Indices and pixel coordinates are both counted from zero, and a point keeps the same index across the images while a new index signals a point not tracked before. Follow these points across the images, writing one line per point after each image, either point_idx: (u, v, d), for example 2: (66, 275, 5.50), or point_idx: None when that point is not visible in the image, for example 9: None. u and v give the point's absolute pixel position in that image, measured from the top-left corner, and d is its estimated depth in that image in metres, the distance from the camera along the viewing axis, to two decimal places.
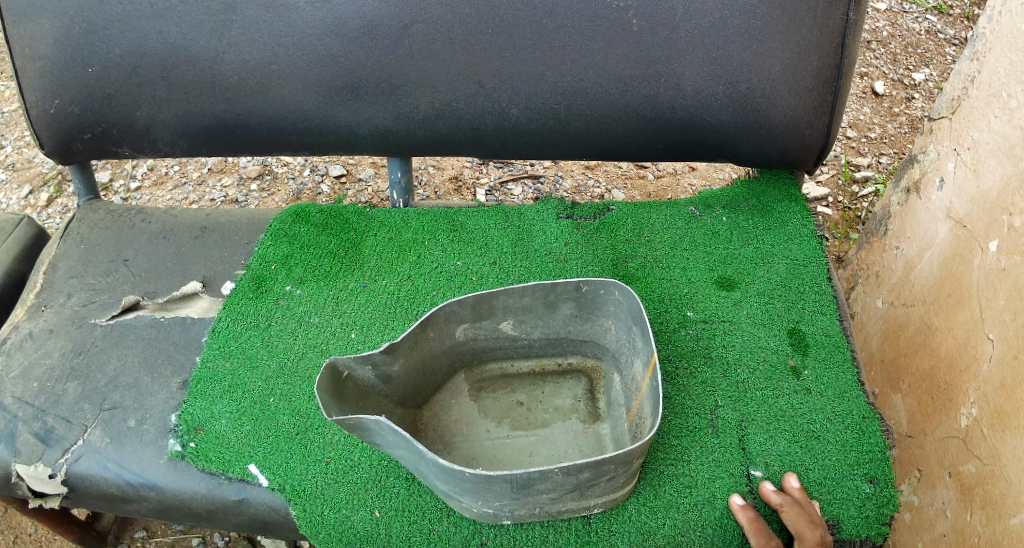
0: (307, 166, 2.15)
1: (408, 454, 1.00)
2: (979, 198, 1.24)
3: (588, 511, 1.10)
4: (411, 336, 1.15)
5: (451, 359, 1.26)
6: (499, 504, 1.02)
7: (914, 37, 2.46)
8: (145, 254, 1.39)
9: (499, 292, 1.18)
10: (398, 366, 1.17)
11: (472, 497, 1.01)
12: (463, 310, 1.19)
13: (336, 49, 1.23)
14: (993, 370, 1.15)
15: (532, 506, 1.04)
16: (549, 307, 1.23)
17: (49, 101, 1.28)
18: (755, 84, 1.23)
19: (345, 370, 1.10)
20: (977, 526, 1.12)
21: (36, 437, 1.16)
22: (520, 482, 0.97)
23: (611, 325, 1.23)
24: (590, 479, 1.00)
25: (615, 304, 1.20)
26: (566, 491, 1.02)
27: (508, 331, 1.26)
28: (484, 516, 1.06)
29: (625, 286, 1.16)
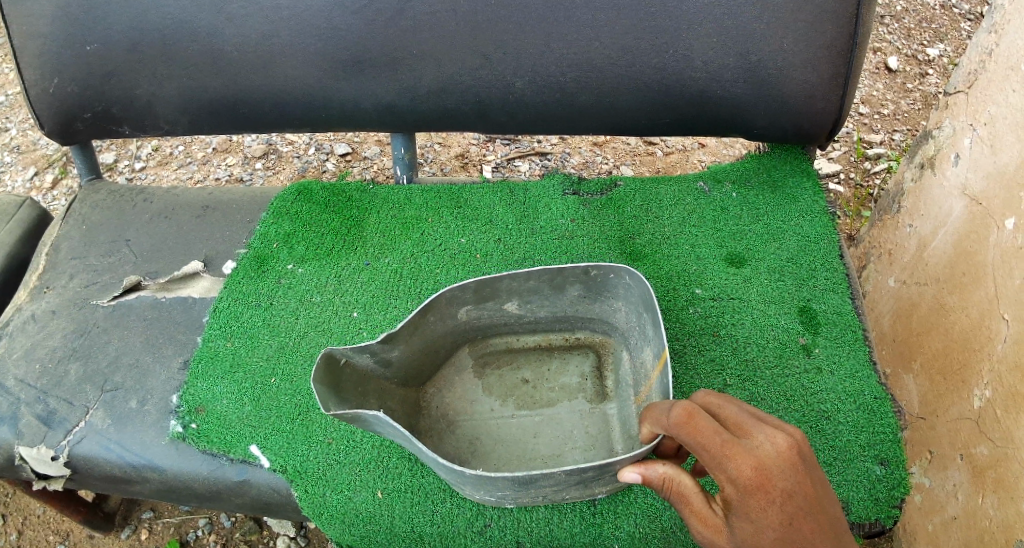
0: (312, 144, 2.13)
1: (408, 443, 0.98)
2: (997, 174, 1.21)
3: (594, 497, 1.07)
4: (411, 323, 1.13)
5: (453, 339, 1.24)
6: (502, 493, 1.00)
7: (928, 11, 2.40)
8: (147, 233, 1.37)
9: (503, 277, 1.15)
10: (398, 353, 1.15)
11: (473, 487, 0.99)
12: (467, 295, 1.17)
13: (338, 22, 1.20)
14: (1007, 351, 1.12)
15: (536, 495, 1.02)
16: (557, 289, 1.20)
17: (48, 80, 1.25)
18: (766, 56, 1.20)
19: (343, 357, 1.08)
20: (988, 508, 1.10)
21: (40, 419, 1.15)
22: (523, 478, 0.95)
23: (620, 306, 1.21)
24: (595, 474, 0.98)
25: (625, 287, 1.17)
26: (571, 484, 0.99)
27: (513, 310, 1.24)
28: (493, 501, 1.04)
29: (635, 270, 1.13)
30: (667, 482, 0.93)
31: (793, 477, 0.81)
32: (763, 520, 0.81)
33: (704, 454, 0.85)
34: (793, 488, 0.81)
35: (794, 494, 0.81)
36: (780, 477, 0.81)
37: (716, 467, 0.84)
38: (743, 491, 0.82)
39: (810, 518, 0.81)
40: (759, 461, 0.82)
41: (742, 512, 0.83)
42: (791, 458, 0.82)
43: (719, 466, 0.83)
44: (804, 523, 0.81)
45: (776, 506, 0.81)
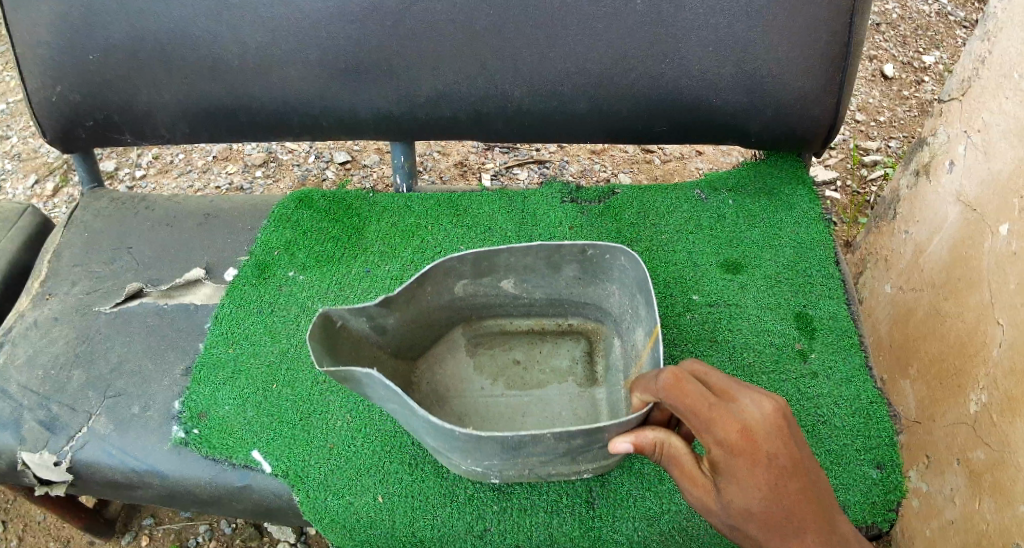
0: (311, 153, 2.15)
1: (400, 408, 0.99)
2: (991, 180, 1.22)
3: (578, 476, 1.08)
4: (408, 290, 1.14)
5: (449, 310, 1.25)
6: (489, 463, 1.01)
7: (924, 19, 2.42)
8: (148, 240, 1.38)
9: (501, 250, 1.15)
10: (392, 320, 1.16)
11: (461, 453, 1.00)
12: (464, 268, 1.18)
13: (338, 31, 1.22)
14: (1002, 355, 1.13)
15: (522, 468, 1.02)
16: (554, 267, 1.20)
17: (50, 88, 1.27)
18: (761, 64, 1.21)
19: (340, 319, 1.10)
20: (986, 512, 1.11)
21: (42, 425, 1.16)
22: (512, 443, 0.94)
23: (615, 289, 1.21)
24: (582, 445, 0.97)
25: (621, 268, 1.17)
26: (558, 455, 0.99)
27: (509, 289, 1.25)
28: (472, 472, 1.06)
29: (632, 251, 1.12)
30: (659, 446, 0.92)
31: (778, 439, 0.85)
32: (749, 479, 0.85)
33: (691, 418, 0.87)
34: (778, 449, 0.84)
35: (778, 455, 0.84)
36: (765, 439, 0.84)
37: (704, 430, 0.86)
38: (729, 453, 0.85)
39: (792, 478, 0.85)
40: (745, 424, 0.85)
41: (728, 473, 0.86)
42: (776, 421, 0.85)
43: (707, 429, 0.86)
44: (786, 482, 0.85)
45: (762, 466, 0.84)
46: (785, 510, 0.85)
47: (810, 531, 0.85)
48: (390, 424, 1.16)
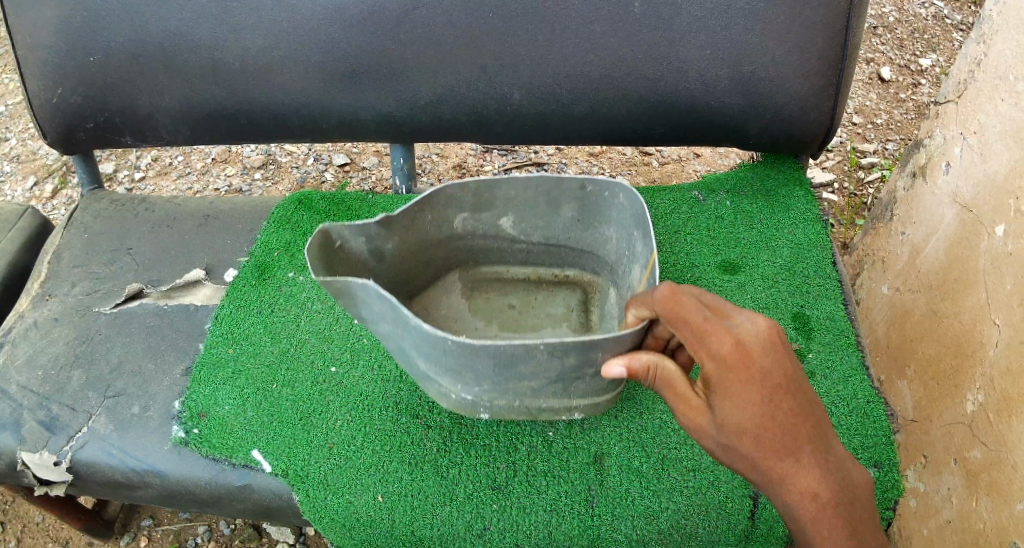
0: (311, 155, 2.16)
1: (393, 327, 0.98)
2: (987, 182, 1.23)
3: (569, 416, 1.05)
4: (408, 213, 1.15)
5: (447, 247, 1.25)
6: (479, 388, 0.99)
7: (921, 22, 2.44)
8: (149, 241, 1.39)
9: (500, 181, 1.16)
10: (390, 244, 1.17)
11: (452, 377, 0.98)
12: (464, 197, 1.18)
13: (338, 34, 1.22)
14: (998, 355, 1.14)
15: (513, 398, 1.00)
16: (553, 206, 1.20)
17: (51, 91, 1.27)
18: (759, 67, 1.22)
19: (338, 240, 1.08)
20: (983, 511, 1.11)
21: (42, 425, 1.16)
22: (503, 359, 0.92)
23: (612, 232, 1.19)
24: (574, 370, 0.95)
25: (619, 208, 1.15)
26: (549, 382, 0.97)
27: (507, 229, 1.25)
28: (461, 406, 1.04)
29: (630, 188, 1.11)
30: (651, 370, 0.91)
31: (771, 355, 0.85)
32: (742, 394, 0.84)
33: (683, 331, 0.86)
34: (772, 365, 0.84)
35: (772, 371, 0.84)
36: (757, 354, 0.84)
37: (697, 345, 0.86)
38: (722, 367, 0.84)
39: (786, 395, 0.85)
40: (739, 339, 0.84)
41: (722, 390, 0.85)
42: (770, 338, 0.85)
43: (699, 343, 0.85)
44: (779, 398, 0.85)
45: (754, 380, 0.84)
46: (778, 426, 0.85)
47: (801, 448, 0.85)
48: (389, 423, 1.15)
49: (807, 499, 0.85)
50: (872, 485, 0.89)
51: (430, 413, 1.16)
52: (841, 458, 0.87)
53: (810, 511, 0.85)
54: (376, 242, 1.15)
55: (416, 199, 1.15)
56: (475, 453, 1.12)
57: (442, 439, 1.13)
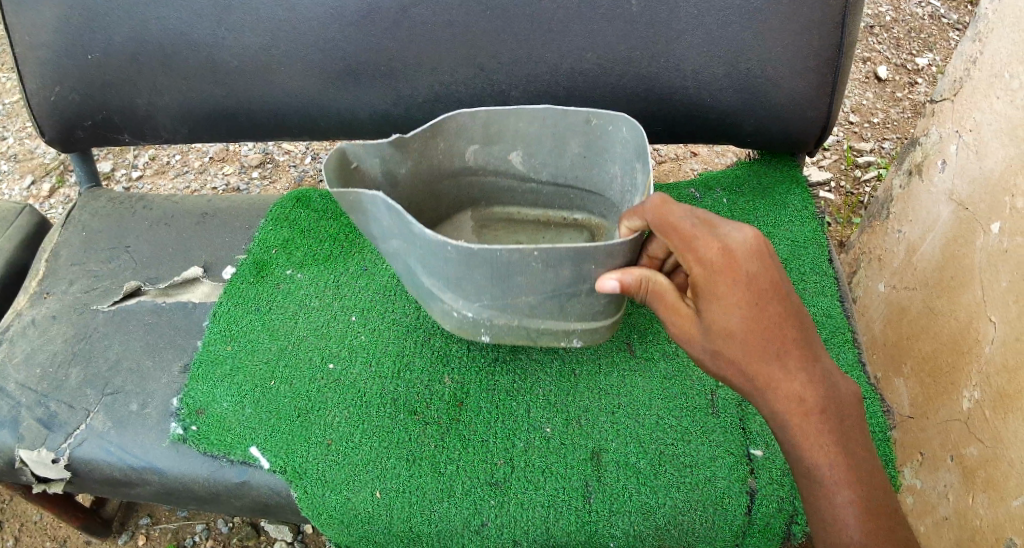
0: (308, 154, 2.16)
1: (400, 243, 1.00)
2: (982, 179, 1.24)
3: (568, 342, 1.08)
4: (423, 136, 1.11)
5: (457, 180, 1.23)
6: (481, 302, 1.02)
7: (917, 22, 2.44)
8: (147, 239, 1.39)
9: (508, 113, 1.11)
10: (403, 169, 1.14)
11: (455, 290, 1.01)
12: (475, 127, 1.14)
13: (336, 33, 1.23)
14: (994, 352, 1.14)
15: (513, 314, 1.03)
16: (560, 140, 1.15)
17: (50, 89, 1.27)
18: (756, 65, 1.23)
19: (353, 162, 1.07)
20: (979, 507, 1.12)
21: (40, 423, 1.16)
22: (500, 269, 0.94)
23: (617, 170, 1.14)
24: (570, 284, 0.96)
25: (622, 144, 1.09)
26: (546, 298, 0.99)
27: (517, 164, 1.21)
28: (464, 327, 1.08)
29: (634, 124, 1.05)
30: (643, 284, 0.93)
31: (757, 262, 0.88)
32: (730, 299, 0.87)
33: (673, 241, 0.88)
34: (758, 271, 0.87)
35: (758, 278, 0.87)
36: (744, 262, 0.87)
37: (686, 251, 0.88)
38: (711, 274, 0.87)
39: (771, 300, 0.88)
40: (727, 247, 0.87)
41: (710, 296, 0.88)
42: (757, 247, 0.88)
43: (688, 249, 0.88)
44: (766, 304, 0.88)
45: (741, 285, 0.87)
46: (764, 329, 0.88)
47: (788, 353, 0.90)
48: (387, 419, 1.15)
49: (793, 403, 0.90)
50: (858, 394, 0.94)
51: (427, 409, 1.16)
52: (826, 364, 0.92)
53: (796, 414, 0.90)
54: (388, 165, 1.12)
55: (428, 124, 1.11)
56: (472, 450, 1.12)
57: (439, 435, 1.13)
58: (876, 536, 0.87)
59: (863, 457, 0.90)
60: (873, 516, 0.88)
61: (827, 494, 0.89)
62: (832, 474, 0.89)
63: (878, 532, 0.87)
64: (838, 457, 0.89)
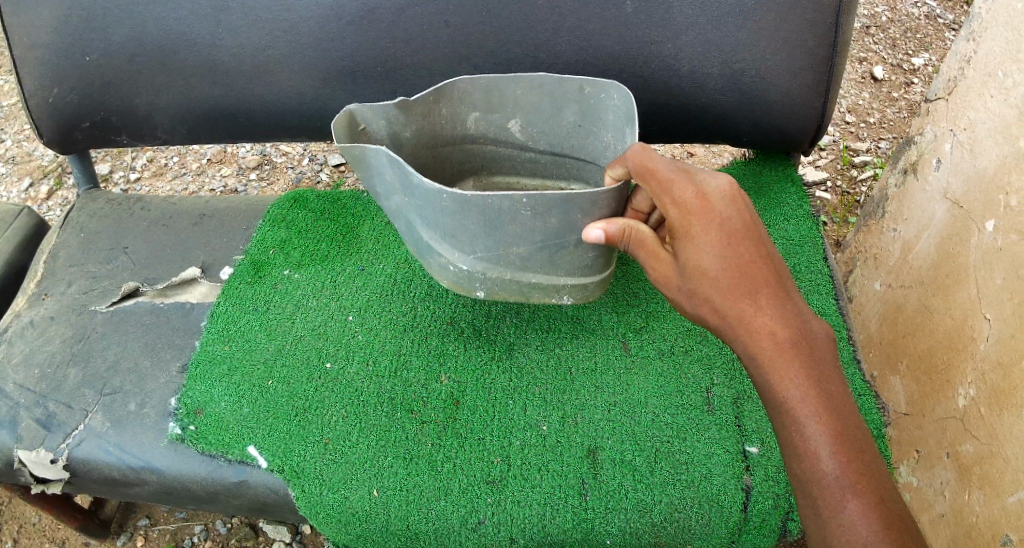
0: (306, 155, 2.17)
1: (401, 197, 1.03)
2: (976, 177, 1.24)
3: (559, 300, 1.09)
4: (425, 100, 1.12)
5: (459, 148, 1.23)
6: (475, 257, 1.03)
7: (913, 22, 2.45)
8: (145, 240, 1.39)
9: (505, 78, 1.12)
10: (408, 131, 1.14)
11: (450, 244, 1.03)
12: (474, 94, 1.14)
13: (333, 33, 1.23)
14: (989, 349, 1.15)
15: (505, 268, 1.04)
16: (556, 108, 1.14)
17: (48, 90, 1.28)
18: (750, 64, 1.23)
19: (361, 123, 1.11)
20: (975, 504, 1.13)
21: (38, 423, 1.17)
22: (491, 218, 0.96)
23: (609, 139, 1.12)
24: (558, 235, 0.98)
25: (614, 111, 1.08)
26: (536, 250, 1.01)
27: (515, 133, 1.20)
28: (459, 282, 1.09)
29: (625, 90, 1.04)
30: (626, 233, 0.95)
31: (730, 205, 0.90)
32: (702, 237, 0.89)
33: (649, 183, 0.91)
34: (731, 213, 0.90)
35: (731, 219, 0.90)
36: (717, 203, 0.90)
37: (662, 194, 0.91)
38: (683, 212, 0.89)
39: (744, 242, 0.90)
40: (700, 189, 0.90)
41: (684, 235, 0.90)
42: (731, 192, 0.91)
43: (664, 192, 0.90)
44: (738, 240, 0.90)
45: (714, 224, 0.89)
46: (737, 268, 0.89)
47: (761, 290, 0.90)
48: (384, 418, 1.15)
49: (766, 339, 0.89)
50: (835, 337, 0.93)
51: (424, 408, 1.16)
52: (800, 304, 0.92)
53: (770, 350, 0.89)
54: (393, 127, 1.13)
55: (430, 87, 1.12)
56: (468, 448, 1.12)
57: (436, 433, 1.14)
58: (851, 468, 0.85)
59: (838, 393, 0.88)
60: (847, 449, 0.85)
61: (800, 426, 0.87)
62: (806, 407, 0.87)
63: (853, 465, 0.85)
64: (810, 391, 0.88)
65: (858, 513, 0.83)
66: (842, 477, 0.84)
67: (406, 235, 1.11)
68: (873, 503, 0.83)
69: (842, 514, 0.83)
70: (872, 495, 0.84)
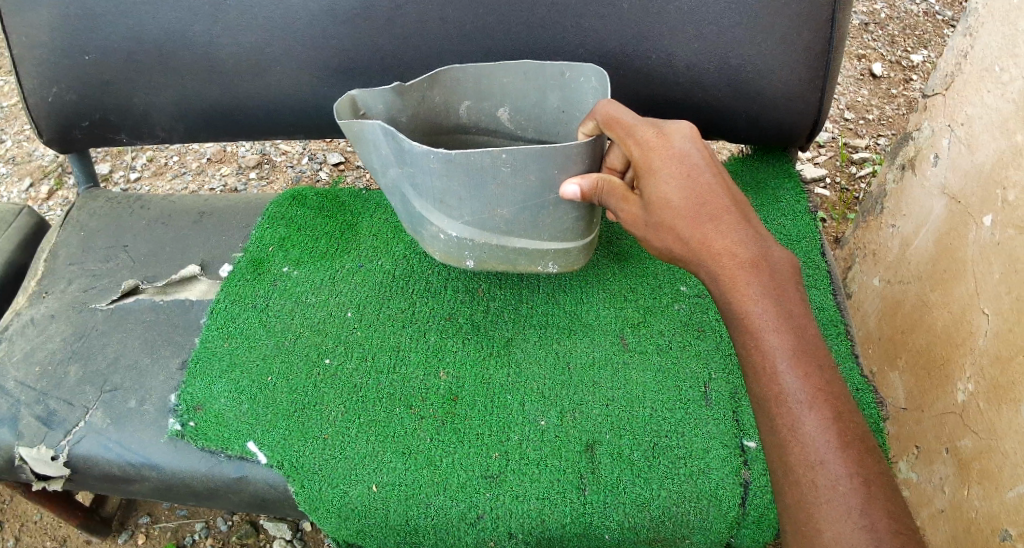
0: (305, 154, 2.17)
1: (393, 170, 1.06)
2: (974, 172, 1.25)
3: (544, 268, 1.14)
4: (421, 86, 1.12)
5: (453, 137, 1.22)
6: (465, 221, 1.06)
7: (912, 19, 2.46)
8: (144, 238, 1.40)
9: (494, 66, 1.12)
10: (404, 117, 1.15)
11: (440, 211, 1.06)
12: (468, 83, 1.14)
13: (330, 32, 1.24)
14: (988, 344, 1.15)
15: (492, 230, 1.07)
16: (540, 95, 1.15)
17: (47, 89, 1.28)
18: (747, 60, 1.24)
19: (362, 109, 1.12)
20: (974, 499, 1.13)
21: (39, 420, 1.17)
22: (476, 180, 0.99)
23: None
24: (540, 194, 1.02)
25: (593, 94, 1.10)
26: (521, 213, 1.04)
27: (505, 122, 1.20)
28: (450, 252, 1.13)
29: (604, 72, 1.06)
30: (598, 186, 0.99)
31: (690, 143, 0.96)
32: (664, 170, 0.94)
33: (616, 131, 0.97)
34: (690, 150, 0.95)
35: (690, 154, 0.95)
36: (677, 141, 0.96)
37: (627, 137, 0.96)
38: (645, 150, 0.95)
39: (704, 174, 0.95)
40: (660, 131, 0.96)
41: (647, 172, 0.95)
42: (690, 132, 0.97)
43: (627, 134, 0.96)
44: (698, 172, 0.95)
45: (674, 159, 0.94)
46: (698, 197, 0.94)
47: (721, 216, 0.94)
48: (383, 413, 1.16)
49: (727, 258, 0.93)
50: (798, 265, 0.97)
51: (422, 403, 1.17)
52: (760, 229, 0.96)
53: (730, 269, 0.93)
54: (391, 113, 1.13)
55: (425, 74, 1.12)
56: (467, 443, 1.13)
57: (436, 429, 1.14)
58: (808, 384, 0.88)
59: (798, 310, 0.92)
60: (805, 366, 0.89)
61: (758, 342, 0.91)
62: (763, 322, 0.91)
63: (811, 381, 0.88)
64: (767, 304, 0.91)
65: (818, 426, 0.86)
66: (801, 391, 0.88)
67: (400, 212, 1.15)
68: (830, 417, 0.86)
69: (800, 429, 0.86)
70: (828, 410, 0.86)
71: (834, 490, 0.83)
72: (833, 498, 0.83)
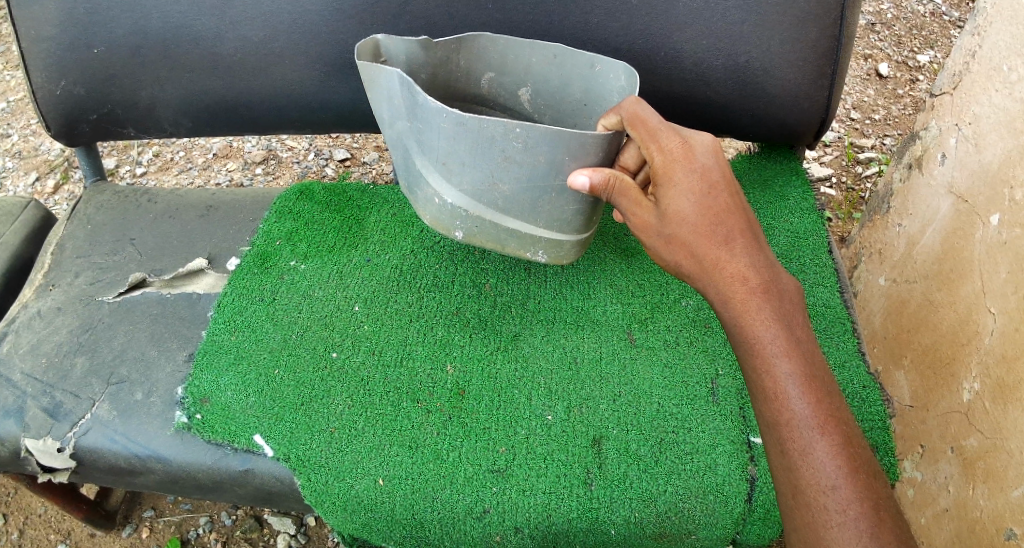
0: (311, 150, 2.17)
1: (404, 124, 1.05)
2: (981, 171, 1.25)
3: (534, 254, 1.14)
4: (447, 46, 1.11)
5: (467, 107, 1.22)
6: (462, 189, 1.06)
7: (919, 19, 2.46)
8: (152, 232, 1.40)
9: (525, 43, 1.12)
10: (424, 73, 1.12)
11: (441, 173, 1.05)
12: (492, 54, 1.15)
13: (337, 26, 1.24)
14: (993, 343, 1.15)
15: (489, 206, 1.07)
16: (563, 81, 1.15)
17: (54, 83, 1.28)
18: (755, 57, 1.24)
19: (383, 56, 1.10)
20: (978, 498, 1.12)
21: (45, 412, 1.17)
22: (484, 148, 0.99)
23: None
24: (545, 176, 1.01)
25: (618, 93, 1.10)
26: (521, 192, 1.04)
27: (524, 101, 1.20)
28: (440, 219, 1.12)
29: (634, 74, 1.05)
30: (609, 183, 0.97)
31: (712, 159, 0.96)
32: (684, 183, 0.94)
33: (639, 132, 0.95)
34: (712, 166, 0.95)
35: (712, 171, 0.95)
36: (700, 155, 0.95)
37: (650, 142, 0.95)
38: (668, 158, 0.94)
39: (722, 193, 0.95)
40: (685, 141, 0.95)
41: (667, 181, 0.94)
42: (714, 148, 0.97)
43: (651, 138, 0.95)
44: (716, 191, 0.95)
45: (695, 173, 0.94)
46: (714, 216, 0.94)
47: (735, 238, 0.95)
48: (389, 407, 1.16)
49: (738, 283, 0.94)
50: (802, 290, 0.98)
51: (429, 397, 1.17)
52: (769, 255, 0.97)
53: (740, 292, 0.94)
54: (411, 65, 1.11)
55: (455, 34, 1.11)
56: (475, 438, 1.13)
57: (442, 423, 1.14)
58: (819, 410, 0.88)
59: (805, 337, 0.93)
60: (815, 392, 0.89)
61: (772, 360, 0.91)
62: (774, 349, 0.91)
63: (821, 407, 0.89)
64: (778, 329, 0.92)
65: (827, 452, 0.87)
66: (811, 416, 0.88)
67: (398, 167, 1.14)
68: (841, 444, 0.87)
69: (812, 454, 0.87)
70: (838, 436, 0.87)
71: (845, 513, 0.84)
72: (844, 521, 0.84)
